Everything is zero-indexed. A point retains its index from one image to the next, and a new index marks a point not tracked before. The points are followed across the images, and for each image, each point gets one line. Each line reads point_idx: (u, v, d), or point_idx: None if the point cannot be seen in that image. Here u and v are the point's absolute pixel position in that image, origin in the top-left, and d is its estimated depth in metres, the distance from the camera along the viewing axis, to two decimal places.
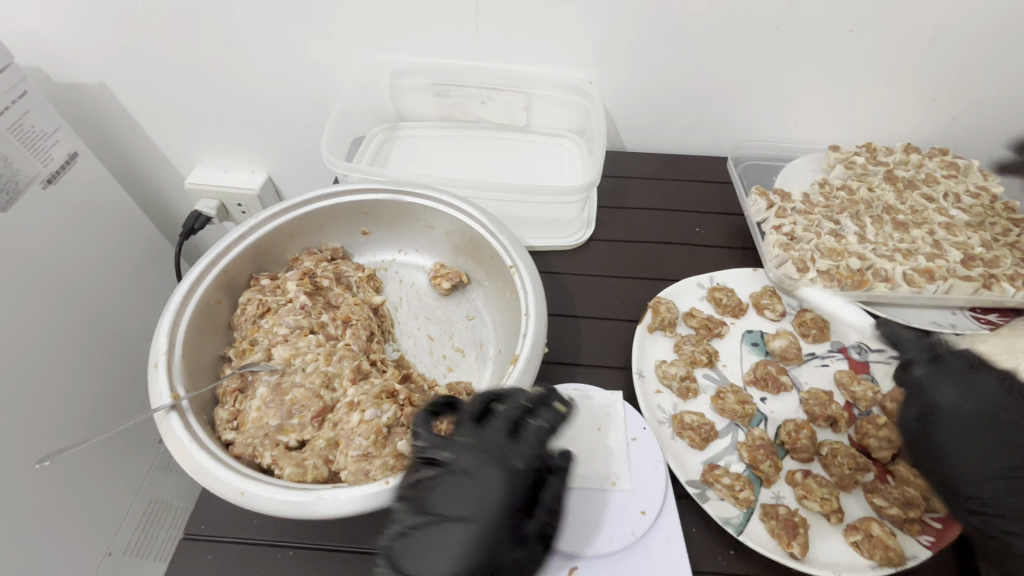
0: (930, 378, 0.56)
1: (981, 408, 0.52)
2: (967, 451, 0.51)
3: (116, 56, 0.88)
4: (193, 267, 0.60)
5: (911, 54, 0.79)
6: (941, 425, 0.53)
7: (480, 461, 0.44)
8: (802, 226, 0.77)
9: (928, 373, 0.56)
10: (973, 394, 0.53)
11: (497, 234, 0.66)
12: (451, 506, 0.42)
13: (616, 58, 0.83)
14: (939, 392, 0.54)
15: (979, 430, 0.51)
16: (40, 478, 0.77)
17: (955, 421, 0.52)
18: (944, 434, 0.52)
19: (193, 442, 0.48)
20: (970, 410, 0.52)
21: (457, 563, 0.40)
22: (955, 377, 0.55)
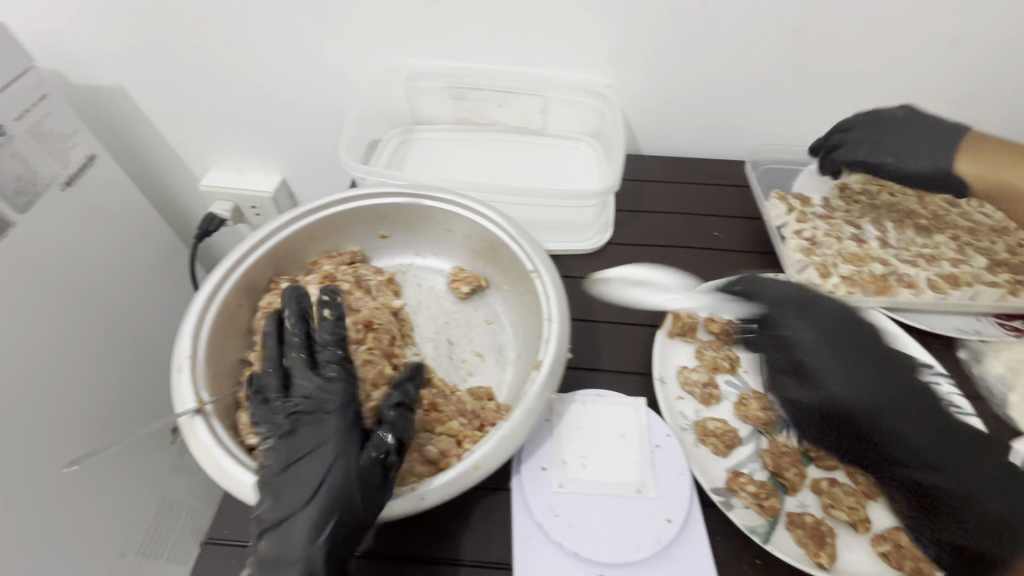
0: (798, 319, 0.61)
1: (856, 339, 0.58)
2: (868, 382, 0.54)
3: (134, 59, 0.89)
4: (214, 271, 0.60)
5: (934, 57, 0.78)
6: (821, 362, 0.57)
7: (322, 408, 0.49)
8: (823, 230, 0.76)
9: (785, 306, 0.62)
10: (830, 325, 0.59)
11: (517, 238, 0.66)
12: (305, 435, 0.47)
13: (634, 61, 0.83)
14: (797, 324, 0.60)
15: (857, 361, 0.56)
16: (55, 480, 0.77)
17: (832, 355, 0.57)
18: (838, 375, 0.55)
19: (218, 447, 0.48)
20: (849, 344, 0.57)
21: (308, 503, 0.44)
22: (824, 313, 0.60)
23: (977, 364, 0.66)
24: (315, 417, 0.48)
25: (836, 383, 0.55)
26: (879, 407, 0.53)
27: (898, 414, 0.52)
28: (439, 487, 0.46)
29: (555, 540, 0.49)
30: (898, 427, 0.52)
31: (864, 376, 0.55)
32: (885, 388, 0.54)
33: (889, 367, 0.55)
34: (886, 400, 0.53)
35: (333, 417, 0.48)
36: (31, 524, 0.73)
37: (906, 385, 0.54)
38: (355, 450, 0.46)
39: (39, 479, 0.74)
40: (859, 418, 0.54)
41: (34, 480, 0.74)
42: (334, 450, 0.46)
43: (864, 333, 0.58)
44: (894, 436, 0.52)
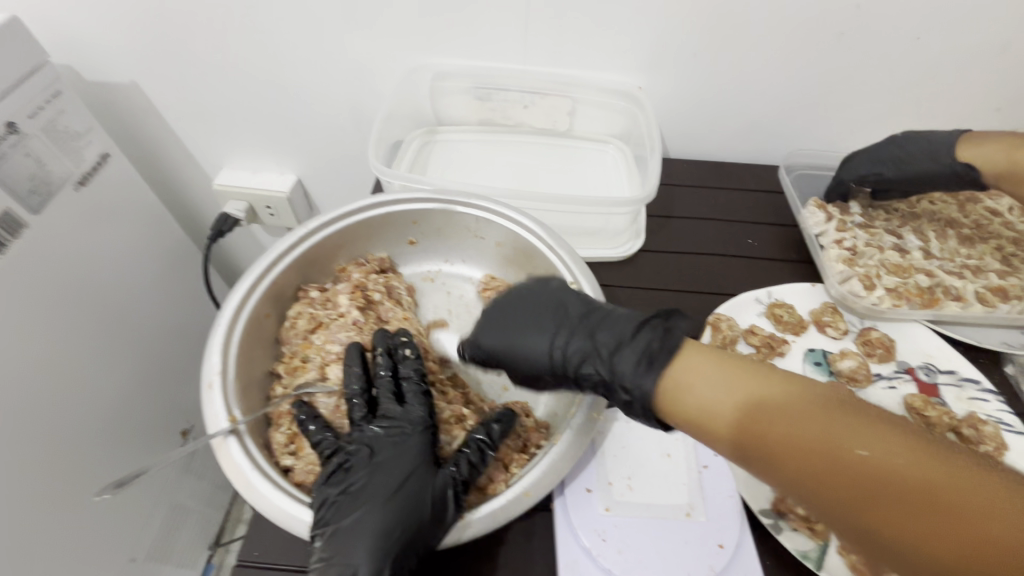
0: (492, 326, 0.54)
1: (534, 317, 0.53)
2: (554, 340, 0.51)
3: (149, 54, 0.86)
4: (243, 279, 0.58)
5: (980, 61, 0.76)
6: (507, 350, 0.52)
7: (385, 434, 0.50)
8: (863, 240, 0.74)
9: (480, 331, 0.54)
10: (539, 317, 0.52)
11: (554, 247, 0.64)
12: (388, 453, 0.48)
13: (667, 62, 0.81)
14: (490, 338, 0.53)
15: (580, 325, 0.51)
16: (63, 487, 0.75)
17: (525, 333, 0.52)
18: (516, 347, 0.52)
19: (254, 470, 0.45)
20: (535, 319, 0.52)
21: (375, 531, 0.43)
22: (520, 305, 0.54)
23: None
24: (397, 439, 0.49)
25: (566, 343, 0.50)
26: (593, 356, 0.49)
27: (626, 349, 0.47)
28: (486, 516, 0.44)
29: (604, 567, 0.47)
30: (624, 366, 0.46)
31: (574, 336, 0.50)
32: (601, 342, 0.49)
33: (600, 318, 0.51)
34: (590, 349, 0.49)
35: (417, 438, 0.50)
36: (43, 532, 0.71)
37: (610, 337, 0.49)
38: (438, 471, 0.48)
39: (50, 486, 0.72)
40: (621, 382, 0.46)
41: (45, 486, 0.72)
42: (417, 470, 0.47)
43: (550, 307, 0.53)
44: (634, 383, 0.45)
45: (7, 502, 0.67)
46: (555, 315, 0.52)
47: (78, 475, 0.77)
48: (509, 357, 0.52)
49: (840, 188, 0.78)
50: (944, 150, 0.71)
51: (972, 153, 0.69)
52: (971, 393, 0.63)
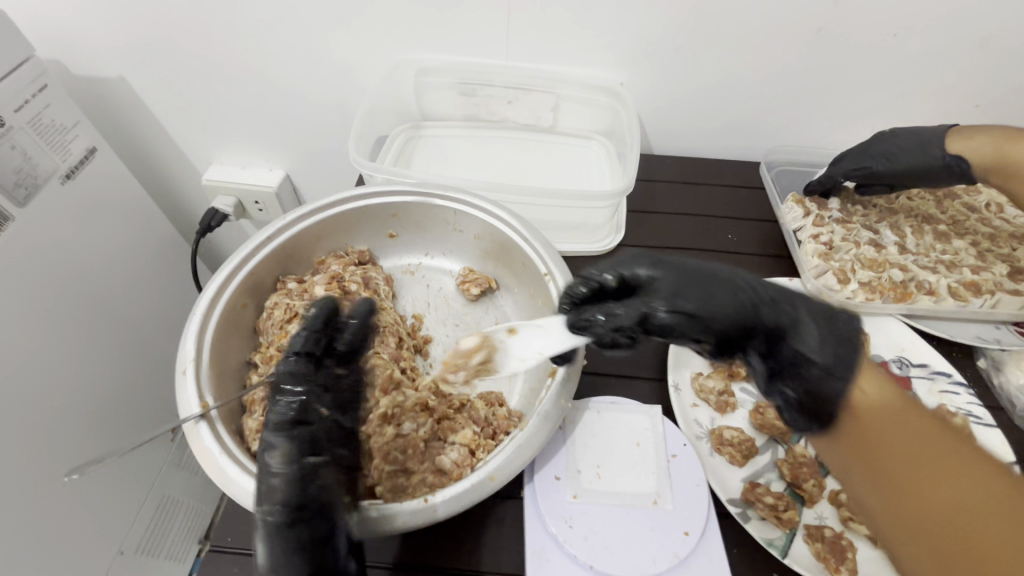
0: (669, 271, 0.49)
1: (705, 278, 0.48)
2: (732, 299, 0.46)
3: (136, 48, 0.86)
4: (220, 269, 0.58)
5: (956, 59, 0.77)
6: (680, 293, 0.47)
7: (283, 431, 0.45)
8: (840, 235, 0.75)
9: (657, 274, 0.49)
10: (720, 283, 0.47)
11: (530, 239, 0.64)
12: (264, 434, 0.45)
13: (649, 59, 0.81)
14: (658, 278, 0.49)
15: (760, 298, 0.46)
16: (51, 479, 0.75)
17: (696, 287, 0.47)
18: (693, 295, 0.47)
19: (223, 455, 0.46)
20: (705, 280, 0.48)
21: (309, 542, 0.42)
22: (685, 269, 0.49)
23: (998, 372, 0.65)
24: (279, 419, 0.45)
25: (735, 306, 0.46)
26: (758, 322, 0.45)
27: (805, 331, 0.43)
28: (452, 499, 0.45)
29: (570, 553, 0.48)
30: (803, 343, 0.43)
31: (745, 301, 0.46)
32: (777, 311, 0.45)
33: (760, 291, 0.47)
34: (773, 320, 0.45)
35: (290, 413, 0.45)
36: (31, 521, 0.72)
37: (779, 314, 0.45)
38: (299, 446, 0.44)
39: (40, 477, 0.73)
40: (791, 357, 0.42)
41: (35, 476, 0.73)
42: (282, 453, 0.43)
43: (719, 278, 0.48)
44: (823, 354, 0.41)
45: None
46: (730, 283, 0.48)
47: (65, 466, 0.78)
48: (676, 298, 0.47)
49: (829, 182, 0.78)
50: (933, 142, 0.71)
51: (963, 146, 0.69)
52: (943, 386, 0.63)
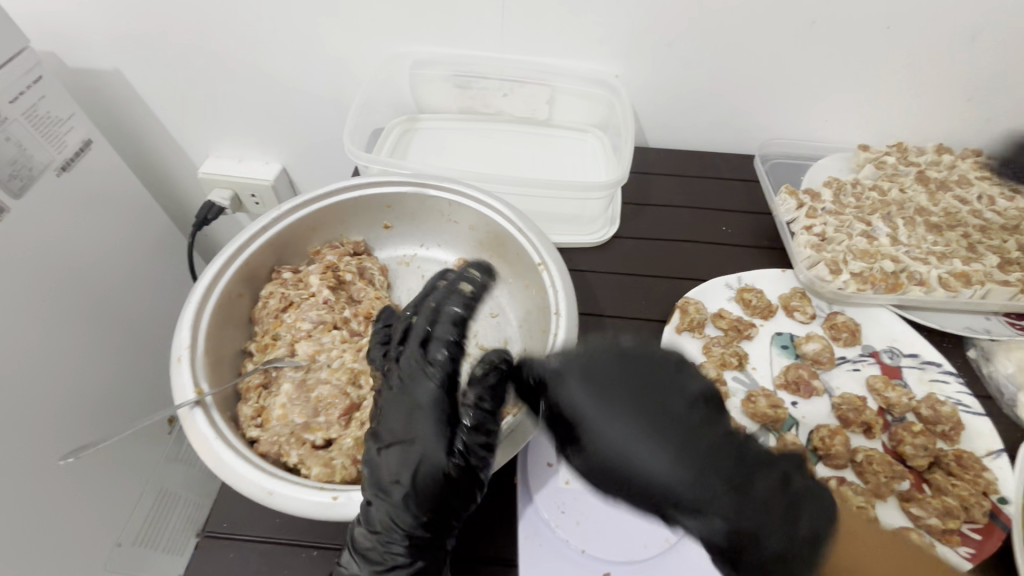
0: (595, 388, 0.47)
1: (655, 414, 0.45)
2: (679, 454, 0.43)
3: (131, 40, 0.86)
4: (215, 258, 0.58)
5: (950, 52, 0.77)
6: (609, 432, 0.45)
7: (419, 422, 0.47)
8: (833, 226, 0.75)
9: (569, 376, 0.47)
10: (620, 400, 0.46)
11: (524, 230, 0.65)
12: (415, 437, 0.46)
13: (644, 51, 0.81)
14: (588, 398, 0.46)
15: (707, 456, 0.43)
16: (49, 471, 0.75)
17: (633, 422, 0.45)
18: (621, 441, 0.45)
19: (218, 439, 0.46)
20: (656, 417, 0.45)
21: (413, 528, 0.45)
22: (642, 380, 0.47)
23: (987, 363, 0.65)
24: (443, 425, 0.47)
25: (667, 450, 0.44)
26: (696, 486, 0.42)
27: (707, 479, 0.42)
28: None
29: (561, 537, 0.49)
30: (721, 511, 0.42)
31: (698, 456, 0.43)
32: (706, 474, 0.42)
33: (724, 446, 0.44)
34: (704, 486, 0.42)
35: (438, 419, 0.47)
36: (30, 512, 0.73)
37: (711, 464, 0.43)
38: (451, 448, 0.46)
39: (38, 468, 0.74)
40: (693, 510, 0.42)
41: (35, 466, 0.73)
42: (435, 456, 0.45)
43: (681, 412, 0.45)
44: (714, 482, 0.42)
45: None
46: (683, 424, 0.45)
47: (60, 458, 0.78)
48: (611, 432, 0.45)
49: None
50: None
51: None
52: (933, 375, 0.64)
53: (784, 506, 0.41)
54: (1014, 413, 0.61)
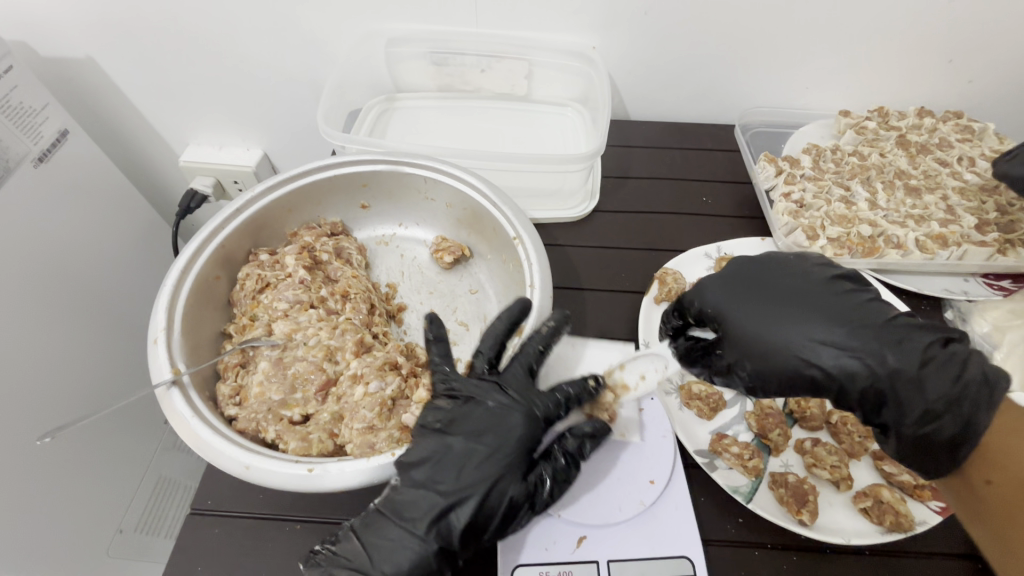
0: (754, 303, 0.51)
1: (799, 296, 0.50)
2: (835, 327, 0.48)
3: (101, 28, 0.85)
4: (189, 243, 0.58)
5: (931, 13, 0.76)
6: (823, 330, 0.48)
7: (505, 402, 0.49)
8: (811, 193, 0.76)
9: (716, 288, 0.53)
10: (796, 311, 0.49)
11: (499, 204, 0.65)
12: (414, 512, 0.44)
13: (620, 22, 0.80)
14: (738, 300, 0.51)
15: (852, 327, 0.48)
16: (61, 461, 0.77)
17: (773, 305, 0.50)
18: (766, 331, 0.49)
19: (194, 417, 0.47)
20: (808, 300, 0.50)
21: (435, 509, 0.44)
22: (770, 271, 0.53)
23: (964, 323, 0.66)
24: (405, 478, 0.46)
25: (891, 356, 0.47)
26: (863, 338, 0.47)
27: (898, 365, 0.46)
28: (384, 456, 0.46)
29: None
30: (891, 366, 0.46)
31: (854, 324, 0.48)
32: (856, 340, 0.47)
33: (856, 307, 0.49)
34: (869, 343, 0.47)
35: (449, 486, 0.45)
36: (40, 503, 0.73)
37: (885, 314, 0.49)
38: (451, 530, 0.44)
39: (47, 458, 0.74)
40: (893, 391, 0.46)
41: (45, 451, 0.74)
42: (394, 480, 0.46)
43: (812, 286, 0.51)
44: (913, 377, 0.46)
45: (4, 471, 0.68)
46: (826, 295, 0.50)
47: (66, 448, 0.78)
48: (773, 334, 0.49)
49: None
50: None
51: None
52: None
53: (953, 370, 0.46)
54: None
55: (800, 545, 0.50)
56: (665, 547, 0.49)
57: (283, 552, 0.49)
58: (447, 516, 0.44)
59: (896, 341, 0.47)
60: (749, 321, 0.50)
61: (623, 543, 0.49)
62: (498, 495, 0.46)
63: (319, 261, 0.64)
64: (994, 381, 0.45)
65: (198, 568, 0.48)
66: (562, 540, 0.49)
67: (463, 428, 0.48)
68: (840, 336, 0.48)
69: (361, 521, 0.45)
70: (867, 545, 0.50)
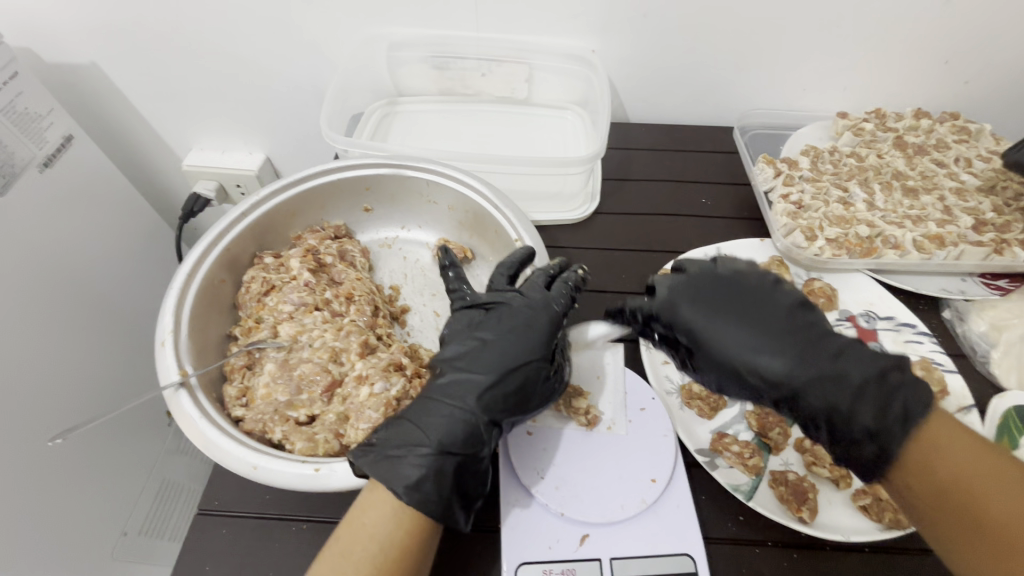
0: (701, 310, 0.51)
1: (748, 305, 0.51)
2: (777, 351, 0.48)
3: (105, 34, 0.86)
4: (195, 246, 0.59)
5: (927, 15, 0.77)
6: (760, 347, 0.48)
7: (525, 302, 0.54)
8: (810, 193, 0.76)
9: (676, 297, 0.53)
10: (739, 324, 0.50)
11: (500, 206, 0.66)
12: (459, 391, 0.48)
13: (619, 26, 0.81)
14: (694, 311, 0.51)
15: (793, 345, 0.48)
16: (66, 462, 0.77)
17: (724, 319, 0.50)
18: (708, 341, 0.50)
19: (202, 419, 0.48)
20: (752, 313, 0.50)
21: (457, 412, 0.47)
22: (732, 281, 0.53)
23: (961, 322, 0.67)
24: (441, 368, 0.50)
25: (824, 377, 0.46)
26: (803, 365, 0.47)
27: (827, 390, 0.46)
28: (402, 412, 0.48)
29: (541, 502, 0.51)
30: (822, 397, 0.46)
31: (791, 342, 0.48)
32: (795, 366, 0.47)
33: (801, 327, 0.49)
34: (809, 371, 0.47)
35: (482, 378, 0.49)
36: (45, 503, 0.73)
37: (831, 347, 0.48)
38: (495, 402, 0.48)
39: (53, 460, 0.75)
40: (831, 413, 0.46)
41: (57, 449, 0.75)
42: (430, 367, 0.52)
43: (768, 309, 0.50)
44: (842, 403, 0.46)
45: (11, 473, 0.68)
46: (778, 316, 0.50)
47: (70, 450, 0.78)
48: (711, 344, 0.50)
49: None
50: None
51: None
52: (908, 337, 0.66)
53: (880, 401, 0.44)
54: (986, 369, 0.63)
55: (801, 543, 0.51)
56: (667, 544, 0.49)
57: (289, 552, 0.50)
58: (490, 395, 0.48)
59: (835, 376, 0.46)
60: (693, 330, 0.51)
61: (625, 541, 0.50)
62: (531, 377, 0.50)
63: (324, 263, 0.65)
64: (918, 418, 0.43)
65: (205, 567, 0.49)
66: (565, 539, 0.50)
67: (493, 326, 0.52)
68: (778, 359, 0.47)
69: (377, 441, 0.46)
70: (867, 541, 0.50)
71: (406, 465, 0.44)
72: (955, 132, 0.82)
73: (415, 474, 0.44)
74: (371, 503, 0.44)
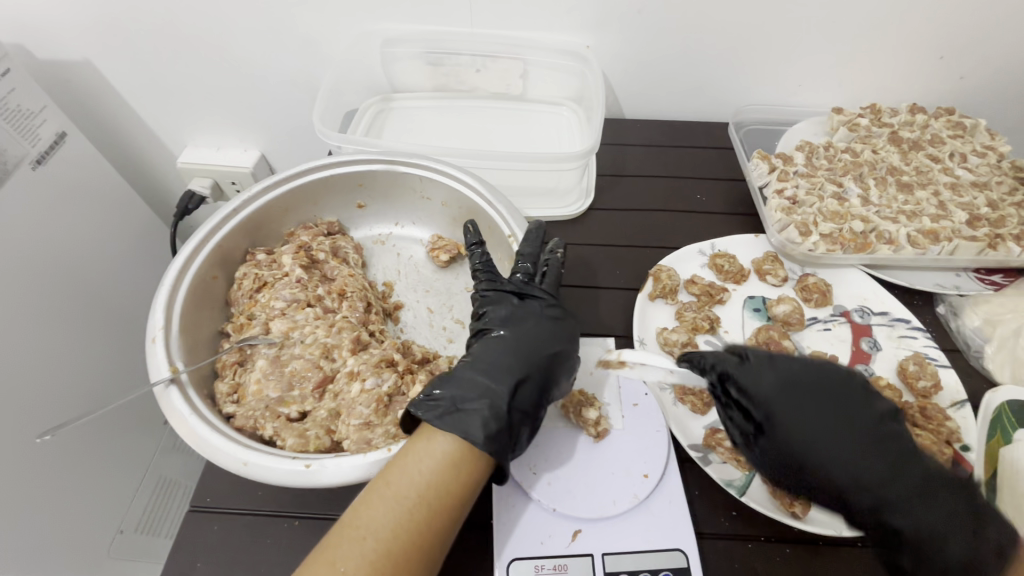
0: (794, 386, 0.48)
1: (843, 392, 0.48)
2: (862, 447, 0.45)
3: (97, 31, 0.85)
4: (185, 242, 0.59)
5: (922, 10, 0.76)
6: (851, 442, 0.45)
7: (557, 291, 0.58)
8: (804, 189, 0.76)
9: (764, 370, 0.49)
10: (833, 412, 0.47)
11: (494, 202, 0.65)
12: (517, 350, 0.52)
13: (613, 21, 0.81)
14: (780, 390, 0.48)
15: (883, 448, 0.45)
16: (58, 462, 0.77)
17: (817, 403, 0.47)
18: (797, 423, 0.47)
19: (193, 415, 0.48)
20: (845, 401, 0.47)
21: (516, 368, 0.50)
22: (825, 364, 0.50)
23: (955, 317, 0.67)
24: (490, 332, 0.54)
25: (913, 490, 0.43)
26: (891, 470, 0.44)
27: (914, 506, 0.43)
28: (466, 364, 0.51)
29: (534, 498, 0.51)
30: (913, 513, 0.43)
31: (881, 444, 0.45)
32: (882, 471, 0.44)
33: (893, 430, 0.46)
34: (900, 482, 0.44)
35: (534, 343, 0.52)
36: (36, 503, 0.73)
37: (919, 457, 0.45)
38: (547, 367, 0.52)
39: (44, 460, 0.74)
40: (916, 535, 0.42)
41: (60, 441, 0.77)
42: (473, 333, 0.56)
43: (860, 404, 0.47)
44: (928, 521, 0.42)
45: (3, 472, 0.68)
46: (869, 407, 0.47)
47: (61, 449, 0.77)
48: (798, 426, 0.46)
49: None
50: None
51: None
52: (902, 332, 0.66)
53: (972, 524, 0.42)
54: (980, 364, 0.63)
55: (795, 538, 0.51)
56: (660, 539, 0.49)
57: (281, 549, 0.49)
58: (550, 356, 0.52)
59: (925, 493, 0.43)
60: (778, 405, 0.47)
61: (618, 536, 0.50)
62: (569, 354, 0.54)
63: (318, 258, 0.65)
64: (1010, 550, 0.40)
65: (197, 564, 0.49)
66: (558, 534, 0.50)
67: (536, 304, 0.56)
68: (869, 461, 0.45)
69: (448, 390, 0.48)
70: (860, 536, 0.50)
71: (475, 416, 0.47)
72: (950, 126, 0.82)
73: (488, 419, 0.46)
74: (429, 451, 0.45)
